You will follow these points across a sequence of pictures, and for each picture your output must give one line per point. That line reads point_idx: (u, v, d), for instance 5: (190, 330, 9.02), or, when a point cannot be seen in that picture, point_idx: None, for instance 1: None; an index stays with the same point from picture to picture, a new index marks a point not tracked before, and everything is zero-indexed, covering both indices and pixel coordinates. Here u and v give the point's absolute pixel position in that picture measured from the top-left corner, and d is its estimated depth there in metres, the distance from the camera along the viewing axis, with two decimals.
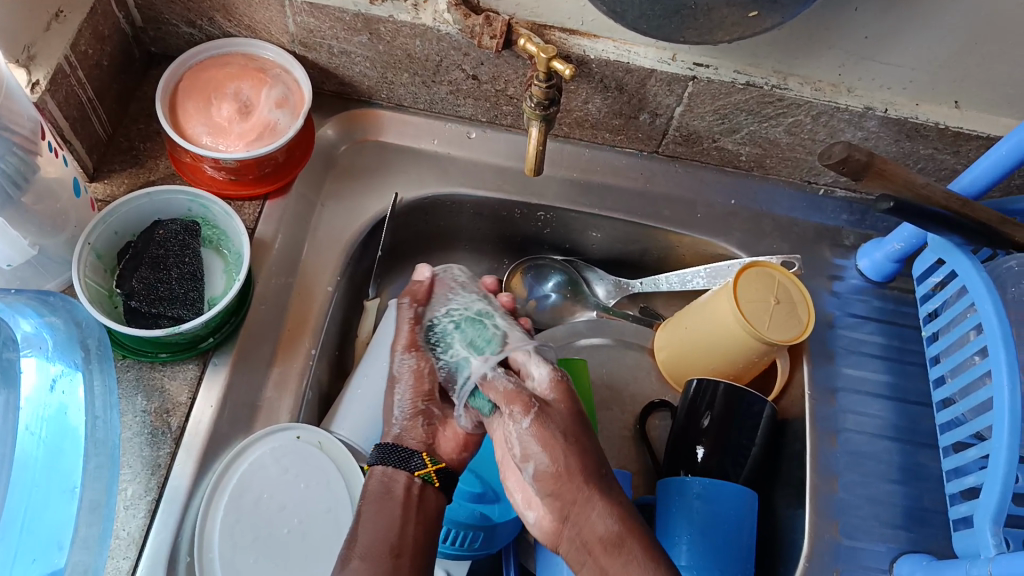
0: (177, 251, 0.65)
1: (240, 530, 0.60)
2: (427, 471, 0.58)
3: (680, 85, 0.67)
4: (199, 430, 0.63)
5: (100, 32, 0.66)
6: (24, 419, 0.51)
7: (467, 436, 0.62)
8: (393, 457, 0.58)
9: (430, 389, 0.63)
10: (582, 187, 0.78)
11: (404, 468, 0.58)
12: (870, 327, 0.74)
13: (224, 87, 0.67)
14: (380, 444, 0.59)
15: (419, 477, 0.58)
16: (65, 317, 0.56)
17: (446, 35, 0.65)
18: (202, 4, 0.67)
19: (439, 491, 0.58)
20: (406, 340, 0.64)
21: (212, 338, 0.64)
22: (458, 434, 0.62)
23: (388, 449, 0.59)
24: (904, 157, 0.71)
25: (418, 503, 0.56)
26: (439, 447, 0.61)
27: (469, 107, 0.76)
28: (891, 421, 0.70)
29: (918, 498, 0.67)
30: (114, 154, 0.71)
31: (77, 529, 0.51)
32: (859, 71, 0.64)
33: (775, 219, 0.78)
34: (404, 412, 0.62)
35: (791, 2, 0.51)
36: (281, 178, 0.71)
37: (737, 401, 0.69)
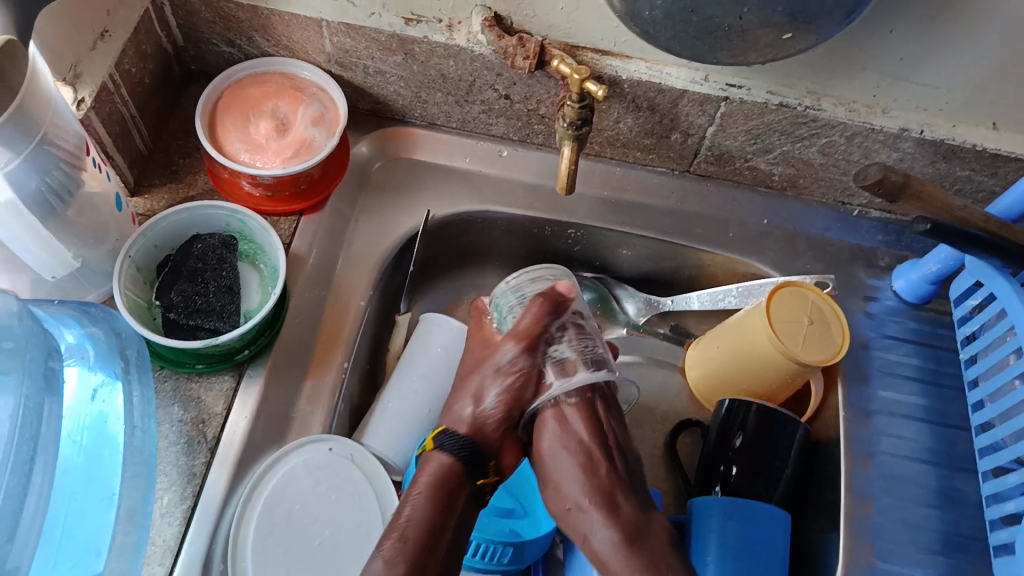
0: (215, 265, 0.67)
1: (273, 541, 0.61)
2: (424, 442, 0.61)
3: (712, 105, 0.67)
4: (234, 441, 0.64)
5: (142, 50, 0.68)
6: (65, 426, 0.53)
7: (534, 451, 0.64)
8: (461, 450, 0.59)
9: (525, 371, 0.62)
10: (613, 205, 0.79)
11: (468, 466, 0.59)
12: (906, 349, 0.73)
13: (262, 105, 0.69)
14: (463, 438, 0.60)
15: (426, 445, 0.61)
16: (106, 328, 0.57)
17: (480, 56, 0.66)
18: (242, 24, 0.69)
19: (439, 453, 0.59)
20: (523, 331, 0.62)
21: (247, 350, 0.66)
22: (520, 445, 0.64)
23: (464, 442, 0.60)
24: (940, 178, 0.70)
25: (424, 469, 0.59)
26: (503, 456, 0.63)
27: (501, 126, 0.76)
28: (927, 444, 0.69)
29: (956, 523, 0.66)
30: (154, 169, 0.72)
31: (115, 536, 0.52)
32: (895, 92, 0.64)
33: (808, 239, 0.78)
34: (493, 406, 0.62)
35: (826, 24, 0.51)
36: (316, 195, 0.72)
37: (768, 423, 0.68)
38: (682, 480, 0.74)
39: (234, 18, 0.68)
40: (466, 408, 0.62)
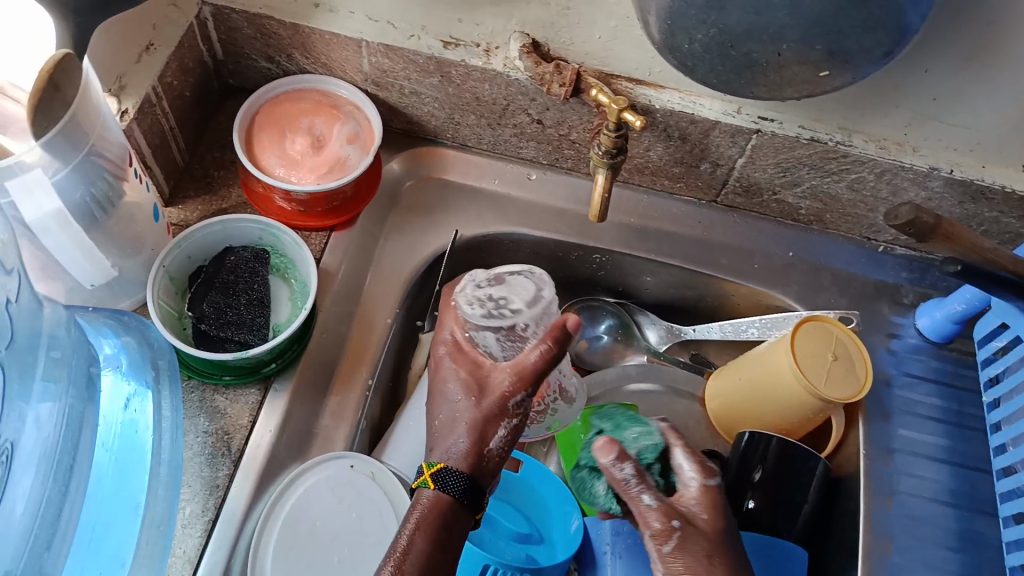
0: (246, 278, 0.67)
1: (293, 556, 0.61)
2: (422, 478, 0.53)
3: (743, 137, 0.67)
4: (258, 453, 0.64)
5: (185, 64, 0.69)
6: (100, 434, 0.53)
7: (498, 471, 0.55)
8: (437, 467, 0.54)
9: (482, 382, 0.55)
10: (638, 233, 0.79)
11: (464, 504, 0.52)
12: (927, 388, 0.73)
13: (298, 122, 0.70)
14: (450, 470, 0.52)
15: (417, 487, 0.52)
16: (139, 338, 0.58)
17: (515, 81, 0.67)
18: (282, 42, 0.70)
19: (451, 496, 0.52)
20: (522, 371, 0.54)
21: (274, 364, 0.66)
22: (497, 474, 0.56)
23: (453, 477, 0.52)
24: (967, 218, 0.70)
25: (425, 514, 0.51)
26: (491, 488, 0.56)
27: (531, 150, 0.77)
28: (948, 486, 0.69)
29: (977, 567, 0.65)
30: (189, 181, 0.73)
31: (140, 545, 0.52)
32: (926, 131, 0.64)
33: (833, 274, 0.78)
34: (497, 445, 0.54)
35: (863, 63, 0.52)
36: (347, 212, 0.73)
37: (790, 455, 0.68)
38: None
39: (275, 36, 0.70)
40: (455, 446, 0.53)
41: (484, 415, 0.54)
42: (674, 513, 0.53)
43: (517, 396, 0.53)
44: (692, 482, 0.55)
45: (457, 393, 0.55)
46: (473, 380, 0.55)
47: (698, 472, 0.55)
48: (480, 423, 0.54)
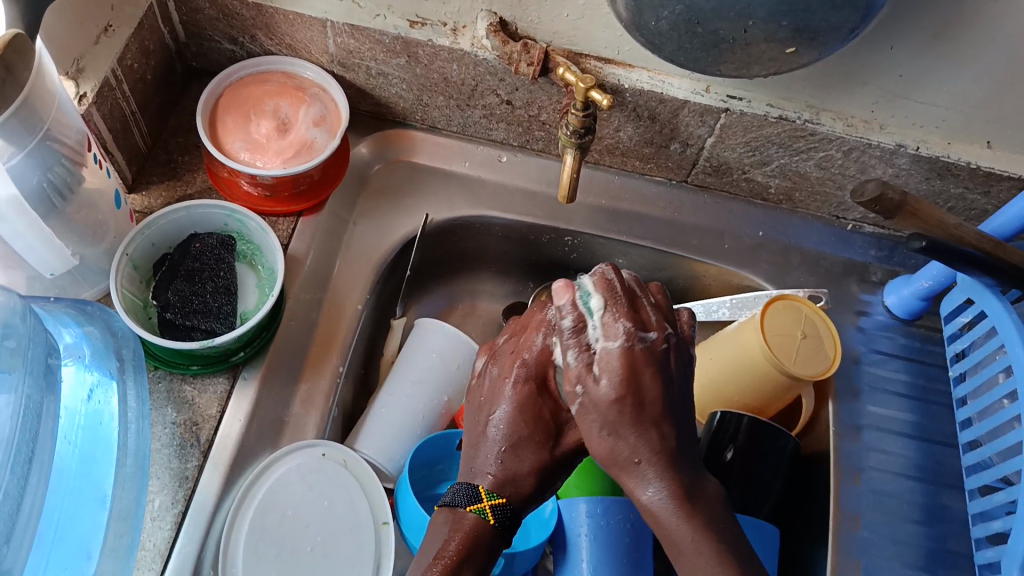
0: (212, 265, 0.66)
1: (264, 547, 0.60)
2: (483, 505, 0.50)
3: (713, 116, 0.67)
4: (227, 444, 0.63)
5: (146, 46, 0.67)
6: (62, 426, 0.52)
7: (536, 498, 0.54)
8: (462, 494, 0.51)
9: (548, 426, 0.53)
10: (610, 214, 0.79)
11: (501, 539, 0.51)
12: (895, 364, 0.74)
13: (263, 104, 0.69)
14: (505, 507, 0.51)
15: (471, 512, 0.50)
16: (101, 327, 0.57)
17: (483, 61, 0.66)
18: (246, 22, 0.69)
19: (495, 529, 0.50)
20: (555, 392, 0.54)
21: (242, 352, 0.65)
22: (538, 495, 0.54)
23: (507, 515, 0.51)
24: (934, 195, 0.71)
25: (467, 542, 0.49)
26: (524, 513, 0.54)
27: (501, 132, 0.77)
28: (916, 461, 0.70)
29: (944, 540, 0.66)
30: (153, 166, 0.72)
31: (107, 537, 0.51)
32: (893, 109, 0.65)
33: (803, 253, 0.78)
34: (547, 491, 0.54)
35: (831, 40, 0.52)
36: (316, 197, 0.73)
37: (762, 435, 0.68)
38: None
39: (239, 16, 0.68)
40: (497, 470, 0.52)
41: (546, 462, 0.52)
42: (585, 379, 0.47)
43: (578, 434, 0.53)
44: (607, 346, 0.47)
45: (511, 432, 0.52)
46: (541, 426, 0.53)
47: (626, 332, 0.47)
48: (542, 462, 0.52)
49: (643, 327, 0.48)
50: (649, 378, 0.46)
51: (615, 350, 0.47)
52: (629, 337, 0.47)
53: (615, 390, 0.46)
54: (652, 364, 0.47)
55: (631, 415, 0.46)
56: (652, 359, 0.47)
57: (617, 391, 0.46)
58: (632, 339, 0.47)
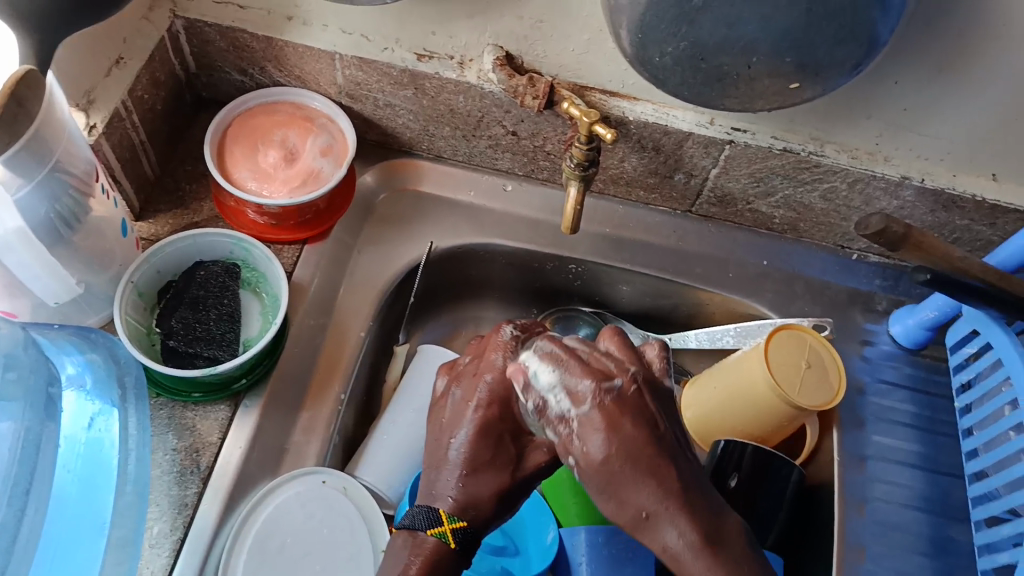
0: (217, 293, 0.67)
1: (263, 574, 0.60)
2: (443, 529, 0.50)
3: (716, 148, 0.68)
4: (228, 469, 0.63)
5: (157, 77, 0.68)
6: (61, 454, 0.52)
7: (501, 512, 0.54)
8: (420, 516, 0.51)
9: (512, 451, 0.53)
10: (614, 243, 0.79)
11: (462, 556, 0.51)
12: (901, 395, 0.74)
13: (271, 133, 0.70)
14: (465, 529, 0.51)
15: (432, 535, 0.50)
16: (104, 354, 0.57)
17: (490, 93, 0.67)
18: (255, 55, 0.70)
19: (455, 553, 0.51)
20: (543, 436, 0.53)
21: (244, 380, 0.65)
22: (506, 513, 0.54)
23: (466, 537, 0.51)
24: (939, 226, 0.71)
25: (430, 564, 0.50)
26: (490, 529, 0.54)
27: (507, 161, 0.77)
28: (921, 491, 0.69)
29: (948, 572, 0.66)
30: (161, 195, 0.72)
31: (105, 566, 0.51)
32: (896, 141, 0.65)
33: (806, 282, 0.78)
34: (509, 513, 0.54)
35: (834, 75, 0.52)
36: (321, 225, 0.73)
37: (765, 465, 0.68)
38: None
39: (249, 48, 0.69)
40: (456, 495, 0.51)
41: (508, 487, 0.52)
42: (572, 449, 0.44)
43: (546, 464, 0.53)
44: (581, 410, 0.44)
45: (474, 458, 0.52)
46: (504, 451, 0.52)
47: (590, 388, 0.44)
48: (504, 484, 0.52)
49: (605, 377, 0.45)
50: (640, 423, 0.44)
51: (592, 408, 0.44)
52: (599, 391, 0.44)
53: (606, 444, 0.43)
54: (632, 411, 0.44)
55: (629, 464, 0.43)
56: (627, 407, 0.44)
57: (608, 448, 0.43)
58: (602, 389, 0.44)
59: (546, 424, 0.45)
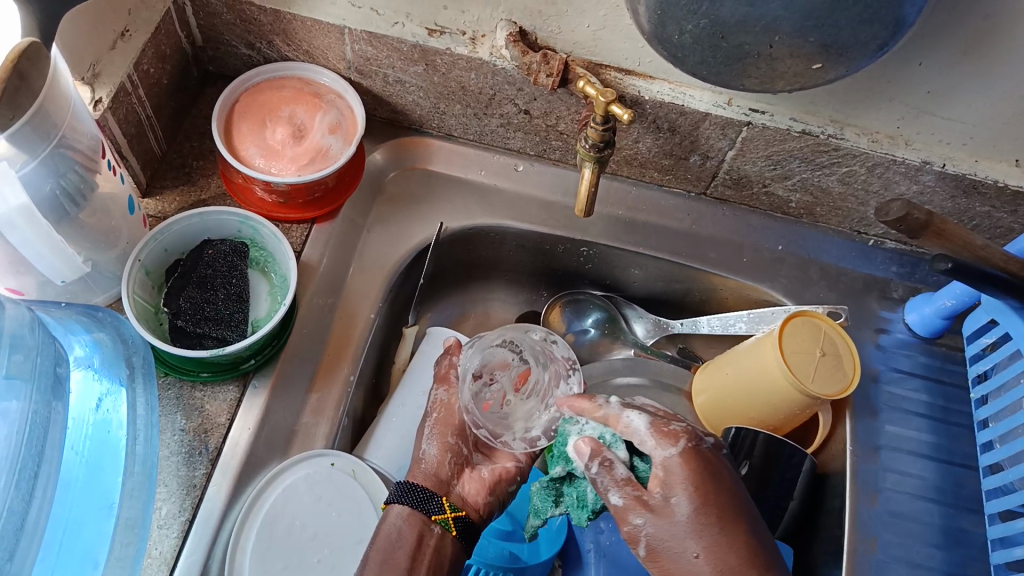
0: (225, 272, 0.66)
1: (272, 557, 0.60)
2: (445, 516, 0.60)
3: (734, 130, 0.66)
4: (236, 451, 0.62)
5: (162, 51, 0.67)
6: (69, 436, 0.52)
7: (489, 479, 0.64)
8: (409, 497, 0.60)
9: (458, 423, 0.65)
10: (627, 225, 0.78)
11: (422, 509, 0.59)
12: (915, 384, 0.72)
13: (279, 110, 0.68)
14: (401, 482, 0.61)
15: (436, 523, 0.59)
16: (112, 334, 0.56)
17: (502, 70, 0.65)
18: (263, 28, 0.68)
19: (457, 539, 0.60)
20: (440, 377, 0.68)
21: (253, 360, 0.65)
22: (482, 478, 0.64)
23: (408, 488, 0.60)
24: (959, 213, 0.69)
25: (434, 551, 0.58)
26: (465, 490, 0.63)
27: (519, 140, 0.76)
28: (934, 482, 0.68)
29: (962, 564, 0.65)
30: (167, 170, 0.71)
31: (113, 548, 0.50)
32: (918, 125, 0.63)
33: (822, 268, 0.77)
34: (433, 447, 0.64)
35: (857, 56, 0.51)
36: (329, 204, 0.72)
37: (777, 453, 0.68)
38: None
39: (256, 22, 0.68)
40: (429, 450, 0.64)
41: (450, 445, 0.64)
42: (643, 509, 0.52)
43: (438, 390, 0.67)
44: (667, 454, 0.53)
45: (428, 429, 0.65)
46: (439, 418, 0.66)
47: (656, 441, 0.54)
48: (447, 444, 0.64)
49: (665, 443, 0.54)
50: (716, 471, 0.54)
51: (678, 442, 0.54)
52: (687, 436, 0.55)
53: (695, 489, 0.52)
54: (720, 460, 0.55)
55: (720, 525, 0.51)
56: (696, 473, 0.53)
57: (697, 500, 0.52)
58: (696, 439, 0.55)
59: (611, 486, 0.54)
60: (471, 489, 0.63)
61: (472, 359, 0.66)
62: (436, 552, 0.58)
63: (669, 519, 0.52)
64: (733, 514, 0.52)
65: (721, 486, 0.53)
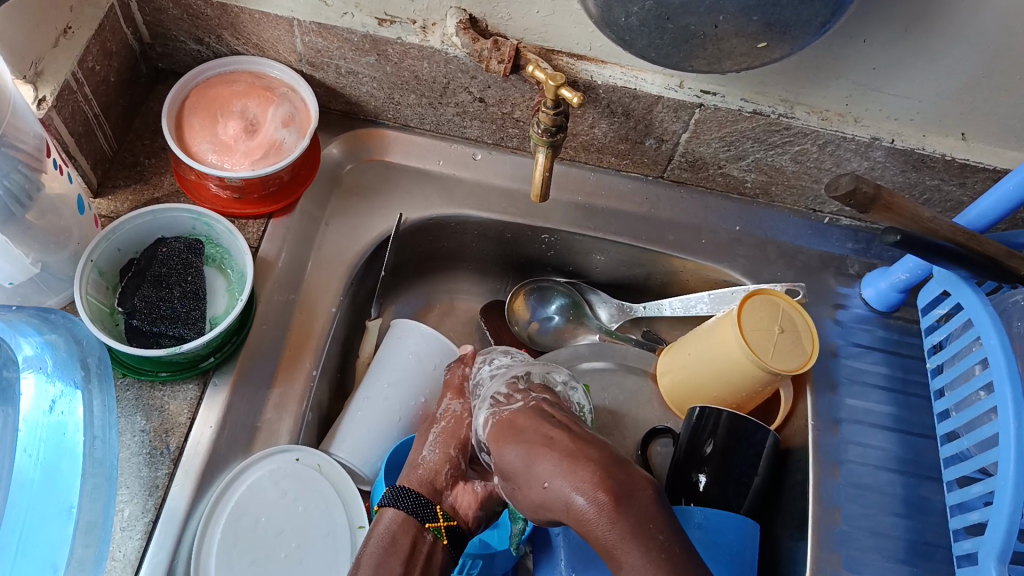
0: (179, 270, 0.65)
1: (238, 554, 0.60)
2: (437, 524, 0.59)
3: (686, 112, 0.67)
4: (198, 451, 0.62)
5: (108, 47, 0.66)
6: (21, 439, 0.51)
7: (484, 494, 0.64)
8: (405, 503, 0.60)
9: (463, 438, 0.65)
10: (586, 210, 0.78)
11: (416, 515, 0.59)
12: (874, 357, 0.74)
13: (231, 104, 0.67)
14: (396, 486, 0.61)
15: (428, 530, 0.59)
16: (65, 335, 0.56)
17: (454, 58, 0.65)
18: (211, 22, 0.67)
19: (447, 547, 0.59)
20: (453, 390, 0.68)
21: (213, 357, 0.64)
22: (476, 491, 0.63)
23: (402, 493, 0.60)
24: (910, 187, 0.71)
25: (426, 558, 0.58)
26: (458, 500, 0.62)
27: (475, 129, 0.76)
28: (894, 452, 0.69)
29: (922, 531, 0.66)
30: (118, 169, 0.70)
31: (74, 550, 0.49)
32: (867, 102, 0.64)
33: (779, 247, 0.78)
34: (434, 454, 0.64)
35: (802, 34, 0.51)
36: (287, 197, 0.71)
37: (740, 429, 0.68)
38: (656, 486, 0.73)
39: (203, 16, 0.67)
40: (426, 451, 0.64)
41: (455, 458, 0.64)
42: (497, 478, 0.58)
43: (447, 400, 0.67)
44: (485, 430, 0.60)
45: (431, 437, 0.65)
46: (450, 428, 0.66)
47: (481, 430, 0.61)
48: (448, 454, 0.64)
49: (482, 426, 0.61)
50: (517, 421, 0.58)
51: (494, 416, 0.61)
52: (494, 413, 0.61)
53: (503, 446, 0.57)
54: (523, 413, 0.59)
55: (532, 450, 0.54)
56: (501, 428, 0.59)
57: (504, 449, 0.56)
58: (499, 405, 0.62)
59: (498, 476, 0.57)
60: (464, 501, 0.62)
61: (486, 377, 0.67)
62: (428, 560, 0.58)
63: (513, 476, 0.55)
64: (543, 438, 0.55)
65: (519, 435, 0.56)
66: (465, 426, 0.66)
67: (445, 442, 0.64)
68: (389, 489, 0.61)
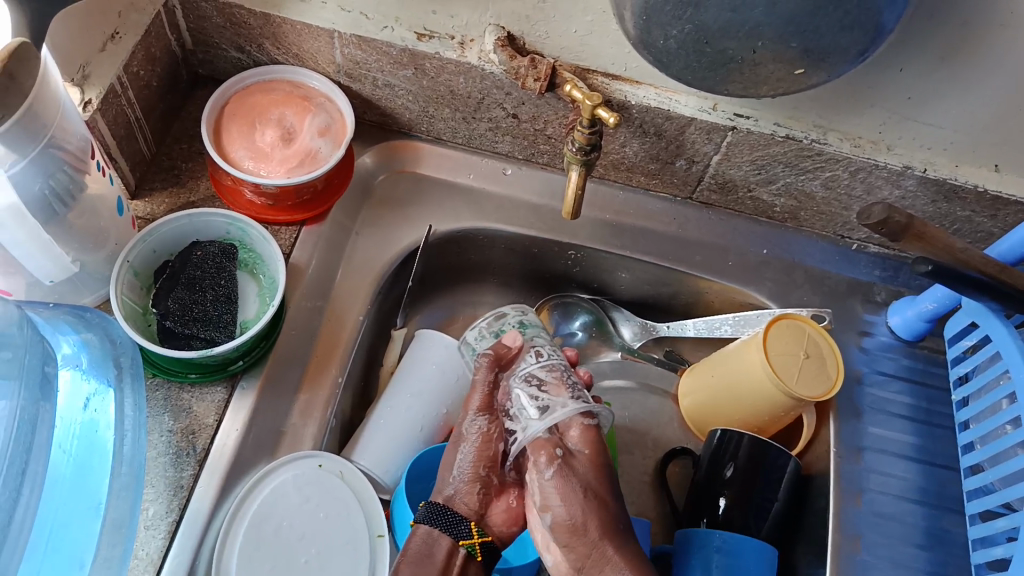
0: (213, 273, 0.66)
1: (259, 558, 0.60)
2: (472, 542, 0.59)
3: (719, 134, 0.67)
4: (224, 451, 0.63)
5: (152, 53, 0.67)
6: (57, 434, 0.52)
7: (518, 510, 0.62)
8: (439, 521, 0.59)
9: (493, 454, 0.62)
10: (613, 229, 0.79)
11: (450, 534, 0.59)
12: (898, 386, 0.73)
13: (268, 113, 0.68)
14: (430, 504, 0.60)
15: (462, 546, 0.59)
16: (100, 334, 0.57)
17: (490, 74, 0.66)
18: (253, 31, 0.69)
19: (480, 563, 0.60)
20: (480, 402, 0.63)
21: (242, 361, 0.65)
22: (511, 508, 0.62)
23: (437, 512, 0.59)
24: (940, 217, 0.70)
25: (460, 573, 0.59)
26: (490, 517, 0.61)
27: (507, 144, 0.77)
28: (917, 483, 0.69)
29: (944, 564, 0.66)
30: (155, 172, 0.72)
31: (100, 548, 0.50)
32: (901, 130, 0.64)
33: (806, 271, 0.78)
34: (464, 474, 0.61)
35: (840, 62, 0.52)
36: (316, 206, 0.72)
37: (763, 454, 0.67)
38: (671, 507, 0.73)
39: (246, 25, 0.68)
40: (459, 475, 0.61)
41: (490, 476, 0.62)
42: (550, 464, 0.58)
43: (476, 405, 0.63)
44: (572, 433, 0.60)
45: (461, 455, 0.62)
46: (486, 451, 0.62)
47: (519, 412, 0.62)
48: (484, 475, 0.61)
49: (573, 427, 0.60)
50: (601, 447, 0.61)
51: (571, 437, 0.60)
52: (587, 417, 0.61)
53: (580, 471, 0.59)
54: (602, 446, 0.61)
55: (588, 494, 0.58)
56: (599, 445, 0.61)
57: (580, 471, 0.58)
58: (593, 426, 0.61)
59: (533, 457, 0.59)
60: (498, 518, 0.61)
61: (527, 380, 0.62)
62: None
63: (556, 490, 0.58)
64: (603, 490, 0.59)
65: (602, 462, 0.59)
66: (496, 442, 0.62)
67: (477, 460, 0.61)
68: (425, 505, 0.60)
